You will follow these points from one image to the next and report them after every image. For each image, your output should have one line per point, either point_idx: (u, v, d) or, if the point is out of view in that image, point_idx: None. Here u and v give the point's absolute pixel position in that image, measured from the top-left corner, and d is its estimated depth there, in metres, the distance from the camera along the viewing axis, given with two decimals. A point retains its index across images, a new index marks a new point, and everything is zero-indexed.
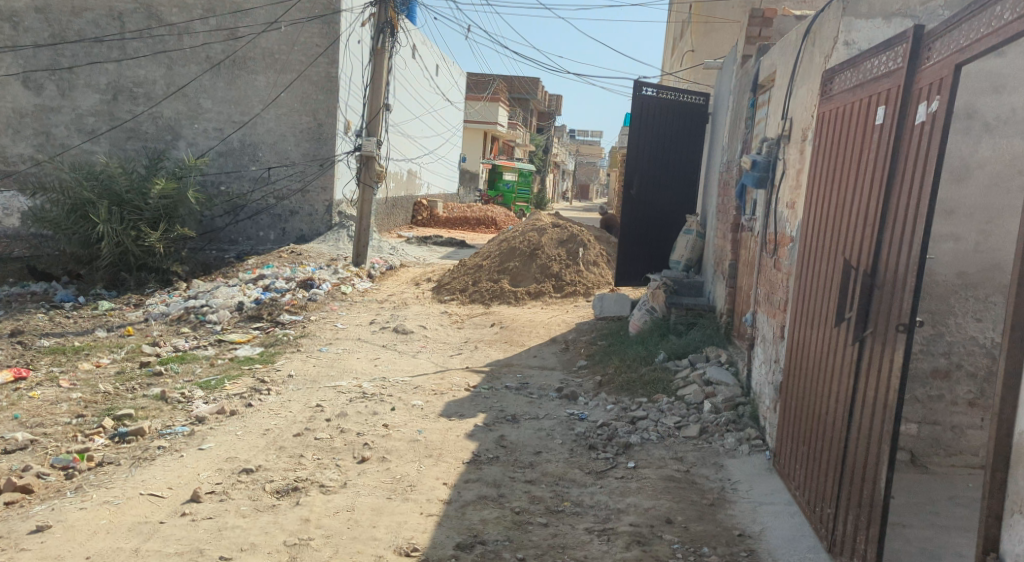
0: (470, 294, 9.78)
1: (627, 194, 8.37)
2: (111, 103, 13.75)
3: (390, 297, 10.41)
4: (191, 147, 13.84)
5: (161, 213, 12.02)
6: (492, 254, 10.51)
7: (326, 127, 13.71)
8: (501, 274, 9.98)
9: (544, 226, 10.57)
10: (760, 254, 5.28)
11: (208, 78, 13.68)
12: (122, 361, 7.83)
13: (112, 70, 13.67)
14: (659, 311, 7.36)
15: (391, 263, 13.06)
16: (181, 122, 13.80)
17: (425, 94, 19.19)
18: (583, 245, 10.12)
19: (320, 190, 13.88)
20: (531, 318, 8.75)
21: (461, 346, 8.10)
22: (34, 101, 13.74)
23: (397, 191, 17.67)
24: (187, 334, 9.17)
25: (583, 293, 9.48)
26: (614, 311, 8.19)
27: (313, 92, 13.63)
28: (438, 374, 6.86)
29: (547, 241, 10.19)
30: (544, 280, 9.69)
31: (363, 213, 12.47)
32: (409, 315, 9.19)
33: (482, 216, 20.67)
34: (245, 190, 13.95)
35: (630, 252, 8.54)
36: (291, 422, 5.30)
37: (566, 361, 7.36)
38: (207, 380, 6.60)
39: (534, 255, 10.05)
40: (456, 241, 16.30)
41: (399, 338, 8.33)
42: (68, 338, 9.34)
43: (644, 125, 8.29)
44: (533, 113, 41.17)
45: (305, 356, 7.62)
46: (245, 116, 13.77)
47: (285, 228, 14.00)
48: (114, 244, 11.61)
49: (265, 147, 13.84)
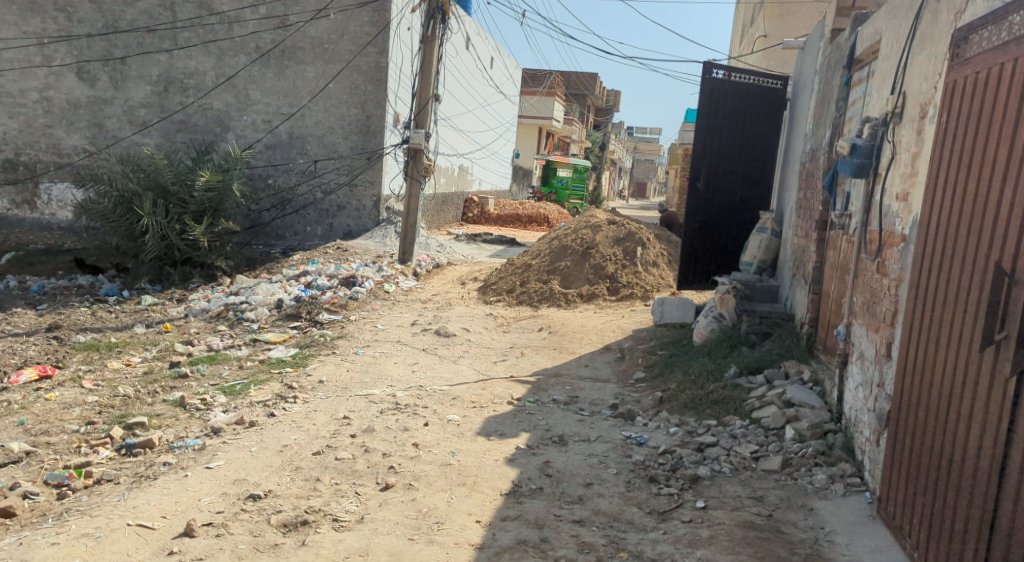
0: (518, 296, 9.12)
1: (693, 187, 7.60)
2: (162, 95, 13.57)
3: (436, 297, 9.82)
4: (239, 139, 13.58)
5: (207, 206, 11.66)
6: (542, 253, 9.83)
7: (375, 119, 13.32)
8: (551, 275, 9.29)
9: (599, 223, 9.82)
10: (858, 255, 4.49)
11: (257, 69, 13.39)
12: (152, 360, 7.39)
13: (164, 61, 13.49)
14: (729, 318, 6.55)
15: (438, 261, 12.56)
16: (230, 113, 13.54)
17: (479, 86, 18.65)
18: (641, 243, 9.32)
19: (368, 184, 13.49)
20: (585, 322, 8.02)
21: (506, 352, 7.47)
22: (88, 92, 13.59)
23: (448, 186, 17.16)
24: (223, 332, 8.72)
25: (641, 296, 8.71)
26: (676, 317, 7.42)
27: (362, 83, 13.24)
28: (479, 384, 6.23)
29: (602, 239, 9.44)
30: (598, 281, 8.95)
31: (410, 208, 12.00)
32: (453, 317, 8.60)
33: (535, 213, 20.05)
34: (292, 183, 13.61)
35: (695, 252, 7.73)
36: (313, 438, 4.72)
37: (621, 373, 6.64)
38: (232, 385, 6.08)
39: (588, 255, 9.32)
40: (506, 239, 15.72)
41: (441, 342, 7.75)
42: (106, 333, 8.99)
43: (714, 111, 7.52)
44: (589, 110, 40.33)
45: (340, 359, 7.07)
46: (293, 107, 13.45)
47: (332, 223, 13.64)
48: (159, 237, 11.30)
49: (313, 140, 13.51)
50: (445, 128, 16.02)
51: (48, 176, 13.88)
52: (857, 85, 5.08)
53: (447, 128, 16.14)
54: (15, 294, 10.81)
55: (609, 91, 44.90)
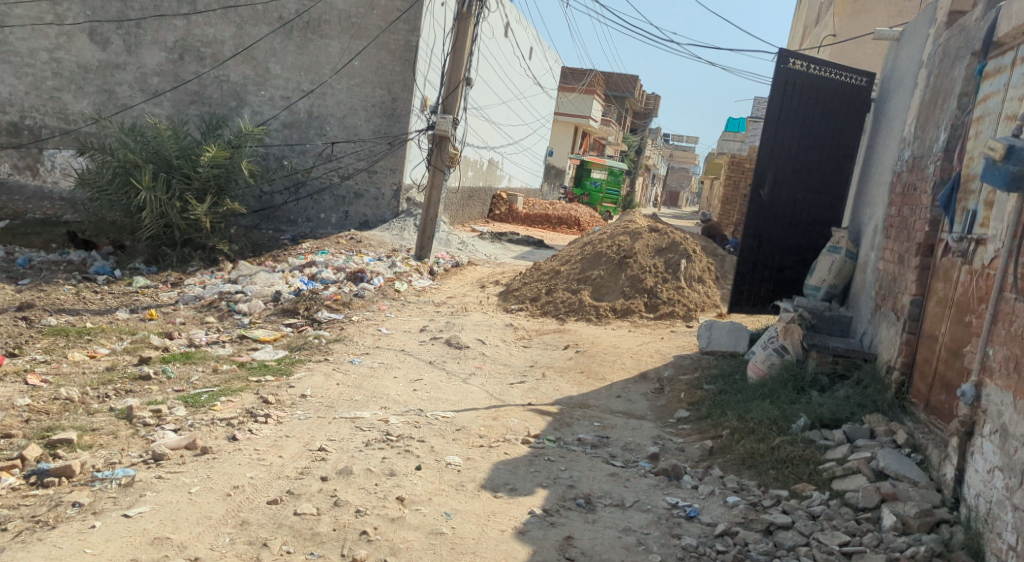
0: (543, 306, 8.10)
1: (756, 195, 6.53)
2: (178, 63, 12.77)
3: (450, 300, 8.84)
4: (255, 115, 12.75)
5: (212, 184, 10.88)
6: (572, 259, 8.79)
7: (401, 103, 12.47)
8: (582, 284, 8.25)
9: (639, 228, 8.75)
10: (994, 297, 3.43)
11: (279, 40, 12.55)
12: (121, 353, 6.50)
13: (180, 27, 12.67)
14: (794, 353, 5.52)
15: (458, 259, 11.61)
16: (248, 87, 12.72)
17: (516, 77, 17.71)
18: (685, 255, 8.24)
19: (388, 171, 12.65)
20: (619, 341, 6.97)
21: (525, 372, 6.46)
22: (100, 56, 12.83)
23: (475, 180, 16.19)
24: (210, 325, 7.81)
25: (682, 315, 7.66)
26: (725, 345, 6.34)
27: (389, 62, 12.39)
28: (491, 412, 5.24)
29: (642, 247, 8.36)
30: (635, 295, 7.90)
31: (430, 200, 11.08)
32: (468, 325, 7.61)
33: (565, 214, 19.02)
34: (308, 165, 12.76)
35: (754, 271, 6.62)
36: (274, 477, 3.76)
37: (660, 409, 5.60)
38: (198, 393, 5.14)
39: (624, 264, 8.26)
40: (534, 240, 14.71)
41: (451, 354, 6.77)
42: (83, 317, 8.14)
43: (785, 109, 6.46)
44: (627, 112, 39.14)
45: (332, 368, 6.11)
46: (315, 84, 12.60)
47: (348, 211, 12.77)
48: (157, 215, 10.52)
49: (334, 120, 12.65)
50: (476, 118, 15.09)
51: (52, 142, 13.13)
52: (996, 75, 4.00)
53: (478, 117, 15.20)
54: None
55: (650, 95, 43.62)
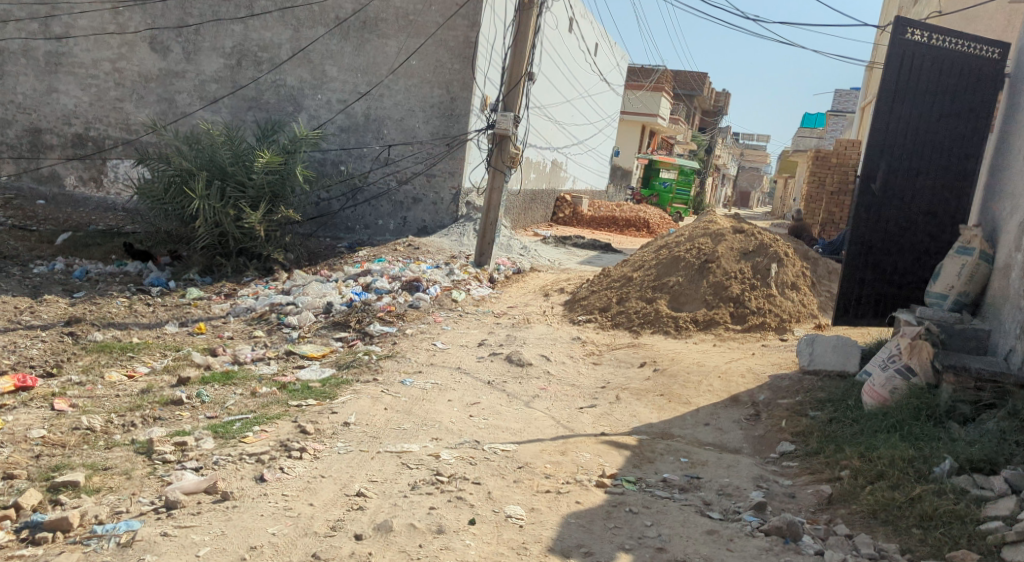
0: (615, 318, 7.36)
1: (867, 188, 5.68)
2: (235, 69, 12.51)
3: (512, 310, 8.17)
4: (312, 119, 12.39)
5: (267, 191, 10.52)
6: (646, 265, 7.99)
7: (460, 102, 11.93)
8: (659, 292, 7.46)
9: (721, 229, 7.87)
10: None
11: (335, 41, 12.15)
12: (161, 371, 6.05)
13: (238, 32, 12.40)
14: (922, 375, 4.65)
15: (520, 266, 10.98)
16: (305, 91, 12.36)
17: (581, 75, 17.02)
18: (776, 259, 7.34)
19: (448, 174, 12.13)
20: (704, 357, 6.17)
21: (597, 394, 5.72)
22: (160, 64, 12.68)
23: (539, 183, 15.53)
24: (258, 340, 7.35)
25: (773, 327, 6.83)
26: (831, 363, 5.48)
27: (448, 60, 11.87)
28: (559, 445, 4.51)
29: (725, 250, 7.50)
30: (719, 304, 7.08)
31: (491, 203, 10.49)
32: (532, 340, 6.91)
33: (633, 216, 18.14)
34: (366, 169, 12.33)
35: (864, 276, 5.76)
36: (303, 535, 3.16)
37: (757, 441, 4.78)
38: (231, 421, 4.58)
39: (706, 269, 7.41)
40: (600, 244, 13.92)
41: (513, 373, 6.09)
42: (130, 331, 7.78)
43: (901, 88, 5.60)
44: (695, 110, 37.84)
45: (380, 390, 5.47)
46: (372, 86, 12.15)
47: (407, 217, 12.34)
48: (211, 224, 10.20)
49: (392, 123, 12.18)
50: (539, 118, 14.45)
51: (115, 153, 13.04)
52: None
53: (541, 117, 14.56)
54: (54, 279, 9.84)
55: (718, 93, 42.11)
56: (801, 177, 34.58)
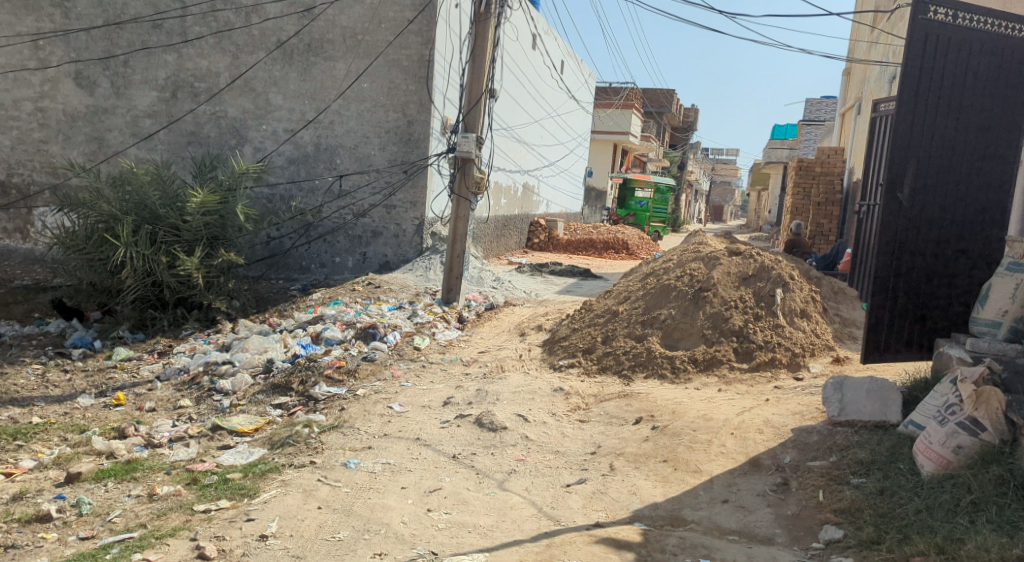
0: (601, 360, 6.36)
1: (893, 198, 4.70)
2: (170, 102, 11.45)
3: (482, 357, 7.10)
4: (257, 152, 11.34)
5: (204, 233, 9.44)
6: (633, 296, 7.02)
7: (418, 126, 10.96)
8: (649, 328, 6.47)
9: (715, 252, 6.93)
10: None
11: (278, 67, 11.16)
12: (49, 465, 4.93)
13: (171, 61, 11.37)
14: (993, 433, 3.67)
15: (493, 300, 9.96)
16: (248, 122, 11.33)
17: (548, 93, 16.18)
18: (781, 283, 6.39)
19: (408, 204, 11.11)
20: (710, 408, 5.17)
21: (585, 464, 4.68)
22: (87, 101, 11.58)
23: (509, 208, 14.53)
24: (184, 411, 6.22)
25: (785, 364, 5.87)
26: (865, 412, 4.48)
27: (402, 80, 10.91)
28: (541, 552, 3.48)
29: (722, 276, 6.57)
30: (720, 339, 6.11)
31: (456, 235, 9.49)
32: (506, 395, 5.86)
33: (611, 238, 17.21)
34: (318, 203, 11.29)
35: (896, 302, 4.80)
36: None
37: (792, 522, 3.78)
38: (105, 546, 3.55)
39: (701, 299, 6.47)
40: (579, 270, 12.94)
41: (484, 442, 5.03)
42: (35, 407, 6.63)
43: (928, 76, 4.64)
44: (665, 127, 37.27)
45: (316, 478, 4.37)
46: (321, 113, 11.16)
47: (366, 252, 11.31)
48: (140, 273, 9.10)
49: (344, 151, 11.18)
50: (506, 140, 13.55)
51: (41, 199, 11.87)
52: None
53: (508, 138, 13.61)
54: None
55: (688, 109, 41.65)
56: (776, 190, 34.02)
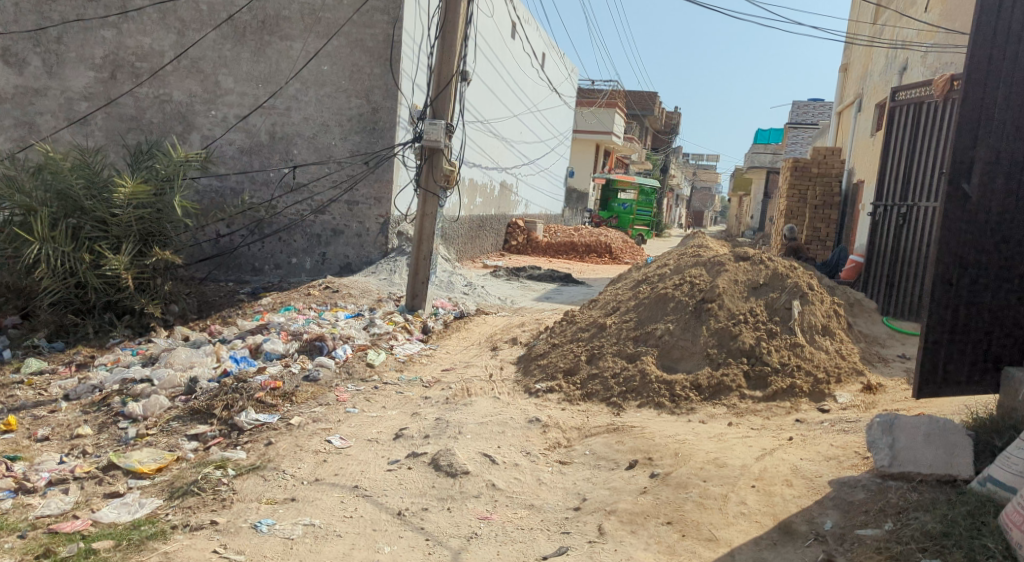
0: (586, 384, 5.36)
1: (957, 194, 3.74)
2: (108, 83, 10.30)
3: (445, 377, 6.06)
4: (205, 140, 10.23)
5: (135, 228, 8.30)
6: (624, 307, 6.04)
7: (383, 113, 9.93)
8: (643, 346, 5.51)
9: (719, 257, 5.96)
10: None
11: (229, 46, 10.06)
12: None
13: (110, 38, 10.22)
14: None
15: (464, 308, 8.93)
16: (194, 106, 10.20)
17: (528, 87, 15.24)
18: (797, 294, 5.42)
19: (372, 201, 10.07)
20: (723, 451, 4.17)
21: (566, 525, 3.68)
22: (15, 80, 10.40)
23: (485, 208, 13.53)
24: (80, 442, 5.12)
25: (807, 392, 4.89)
26: (925, 462, 3.53)
27: (366, 63, 9.87)
28: None
29: (728, 285, 5.62)
30: (728, 361, 5.13)
31: (423, 234, 8.45)
32: (470, 427, 4.83)
33: (594, 241, 16.23)
34: (272, 198, 10.20)
35: (958, 324, 3.82)
36: None
37: None
38: None
39: (704, 313, 5.52)
40: (559, 274, 11.96)
41: (439, 491, 4.02)
42: None
43: (1003, 39, 3.69)
44: (648, 130, 36.51)
45: (211, 550, 3.38)
46: (276, 98, 10.07)
47: (325, 253, 10.23)
48: (60, 274, 7.95)
49: (302, 141, 10.11)
50: (482, 134, 12.57)
51: None
52: None
53: (483, 132, 12.62)
54: None
55: (671, 112, 40.89)
56: (758, 195, 33.31)
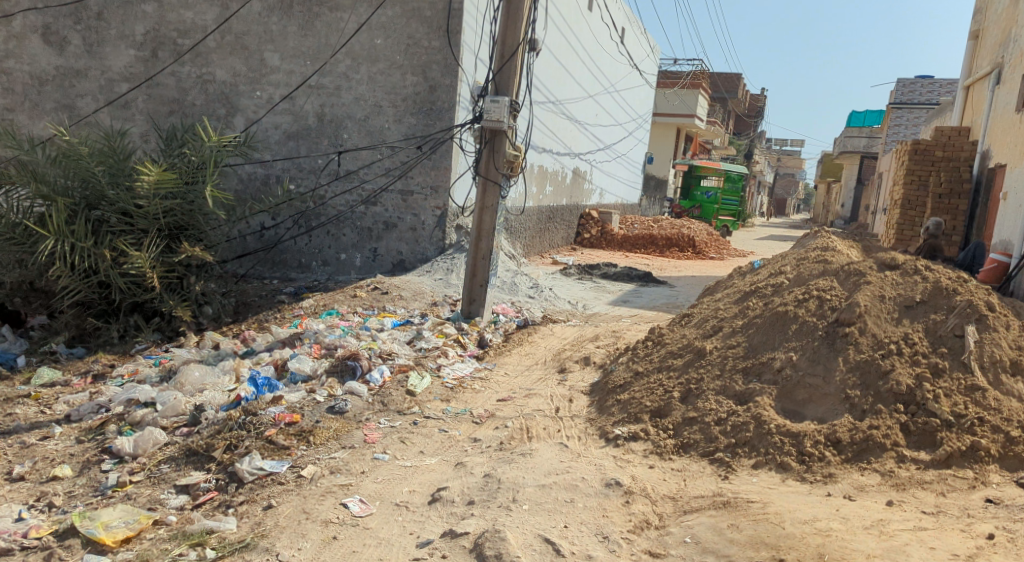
0: (681, 432, 4.14)
1: None
2: (150, 62, 9.43)
3: (501, 410, 4.90)
4: (251, 125, 9.32)
5: (162, 221, 7.45)
6: (729, 328, 4.75)
7: (441, 92, 8.83)
8: (756, 383, 4.22)
9: (858, 266, 4.59)
10: None
11: (275, 20, 9.09)
12: None
13: (151, 14, 9.33)
14: None
15: (530, 314, 7.78)
16: (239, 87, 9.29)
17: (606, 64, 13.89)
18: (971, 317, 4.03)
19: (429, 191, 9.00)
20: (895, 557, 2.88)
21: None
22: (56, 61, 9.56)
23: (555, 197, 12.31)
24: (53, 488, 4.19)
25: (994, 458, 3.54)
26: None
27: (423, 35, 8.77)
28: None
29: (873, 303, 4.26)
30: (879, 408, 3.78)
31: (482, 229, 7.32)
32: (528, 493, 3.66)
33: (675, 233, 14.76)
34: (320, 187, 9.24)
35: None
36: None
37: None
38: None
39: (840, 340, 4.18)
40: (637, 272, 10.65)
41: None
42: None
43: None
44: (731, 115, 34.44)
45: None
46: (325, 76, 9.08)
47: (376, 249, 9.22)
48: (81, 272, 7.13)
49: (352, 124, 9.10)
50: (553, 116, 11.34)
51: None
52: None
53: (555, 114, 11.39)
54: None
55: (756, 95, 38.56)
56: (851, 183, 30.93)
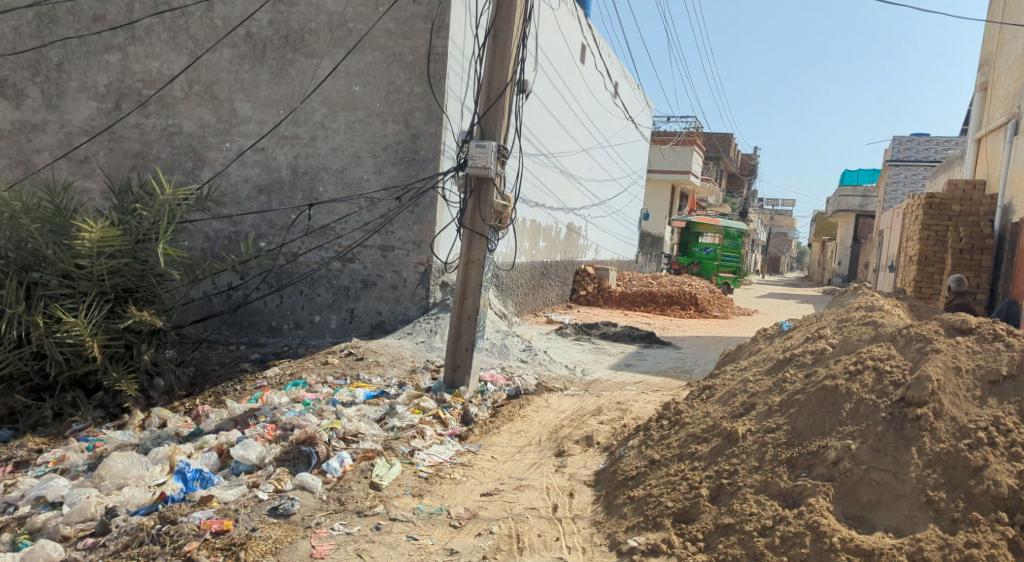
0: (714, 545, 3.25)
1: None
2: (112, 115, 8.70)
3: (486, 509, 3.98)
4: (218, 178, 8.55)
5: (108, 283, 6.52)
6: (765, 406, 3.88)
7: (424, 141, 8.13)
8: (806, 477, 3.34)
9: (921, 330, 3.76)
10: None
11: (246, 67, 8.43)
12: None
13: (115, 64, 8.65)
14: None
15: (524, 382, 6.90)
16: (207, 138, 8.54)
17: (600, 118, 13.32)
18: None
19: (411, 246, 8.21)
20: None
21: None
22: (12, 115, 8.85)
23: (548, 253, 11.54)
24: None
25: None
26: None
27: (406, 81, 8.11)
28: None
29: (946, 377, 3.41)
30: (975, 518, 2.93)
31: (466, 287, 6.50)
32: None
33: (676, 291, 13.98)
34: (292, 243, 8.44)
35: None
36: None
37: None
38: None
39: (909, 423, 3.31)
40: (639, 332, 9.80)
41: None
42: None
43: None
44: (724, 174, 34.13)
45: None
46: (299, 126, 8.38)
47: (353, 309, 8.37)
48: (10, 341, 6.24)
49: (329, 176, 8.36)
50: (546, 168, 10.66)
51: None
52: None
53: (547, 166, 10.71)
54: None
55: (748, 153, 38.42)
56: (847, 239, 30.41)
